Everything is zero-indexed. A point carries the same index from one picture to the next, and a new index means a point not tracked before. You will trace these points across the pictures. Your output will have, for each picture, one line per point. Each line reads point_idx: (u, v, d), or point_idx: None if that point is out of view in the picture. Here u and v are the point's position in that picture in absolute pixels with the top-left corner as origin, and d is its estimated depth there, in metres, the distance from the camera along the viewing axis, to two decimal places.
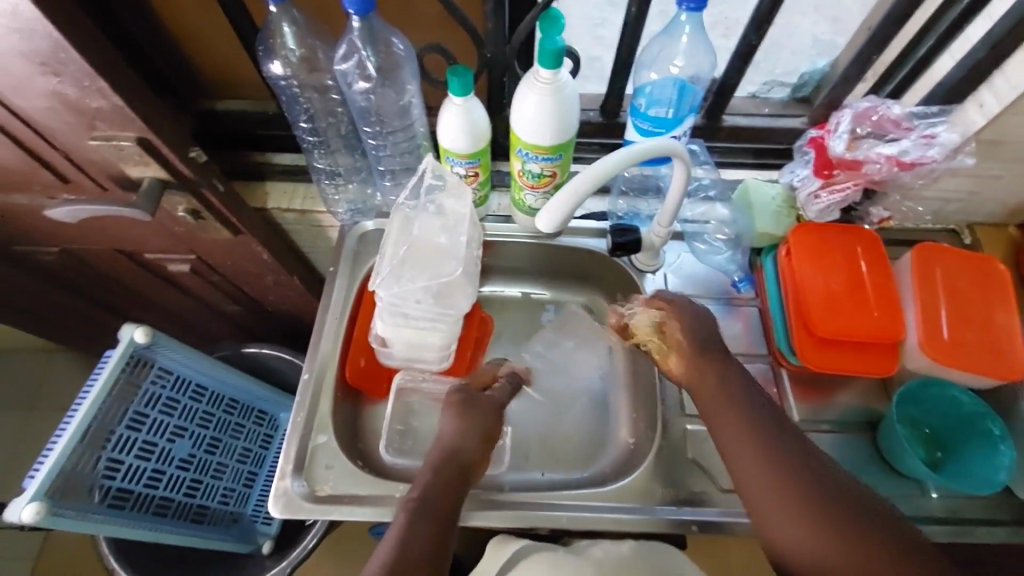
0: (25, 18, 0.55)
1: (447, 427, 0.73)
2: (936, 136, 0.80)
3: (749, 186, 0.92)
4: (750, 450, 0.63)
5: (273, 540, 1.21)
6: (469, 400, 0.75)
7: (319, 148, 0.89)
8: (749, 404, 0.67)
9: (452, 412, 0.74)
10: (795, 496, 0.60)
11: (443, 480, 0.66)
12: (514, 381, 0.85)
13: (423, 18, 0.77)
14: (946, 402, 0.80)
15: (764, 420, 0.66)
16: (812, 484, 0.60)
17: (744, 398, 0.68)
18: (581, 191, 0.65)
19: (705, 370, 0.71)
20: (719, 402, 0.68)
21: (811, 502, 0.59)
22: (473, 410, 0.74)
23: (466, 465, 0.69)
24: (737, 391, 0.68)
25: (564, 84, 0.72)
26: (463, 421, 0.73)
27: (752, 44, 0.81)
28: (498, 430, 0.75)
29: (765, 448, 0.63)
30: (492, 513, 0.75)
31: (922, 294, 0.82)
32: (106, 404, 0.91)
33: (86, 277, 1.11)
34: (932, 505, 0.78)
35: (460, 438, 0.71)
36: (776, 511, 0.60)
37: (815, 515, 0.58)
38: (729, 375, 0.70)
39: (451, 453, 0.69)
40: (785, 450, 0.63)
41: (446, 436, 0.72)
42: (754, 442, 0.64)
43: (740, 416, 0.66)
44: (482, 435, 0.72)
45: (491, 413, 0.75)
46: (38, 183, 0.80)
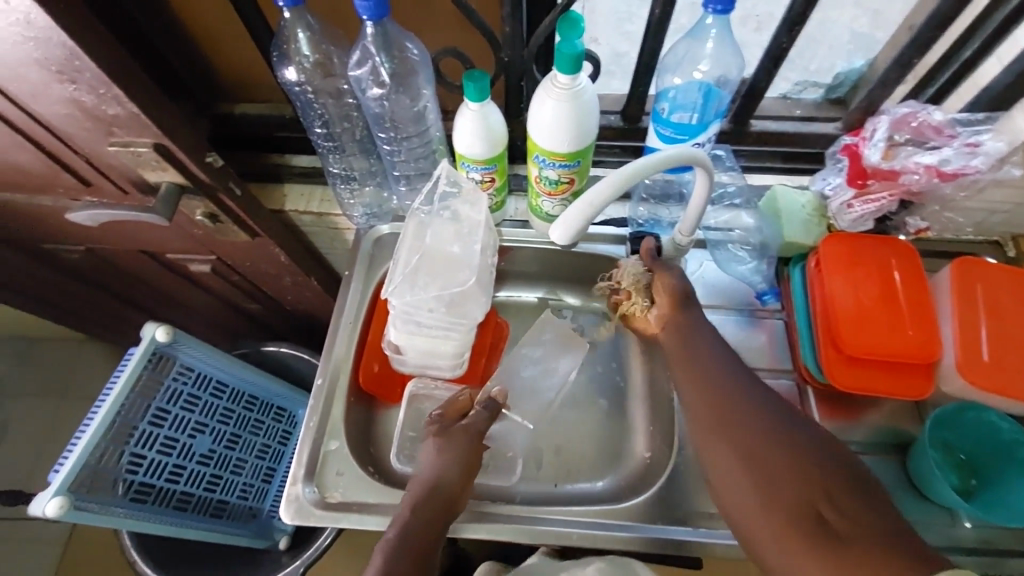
0: (39, 27, 0.55)
1: (428, 459, 0.73)
2: (980, 144, 0.76)
3: (777, 192, 0.88)
4: (712, 426, 0.61)
5: (289, 536, 1.23)
6: (447, 430, 0.75)
7: (334, 152, 0.88)
8: (716, 376, 0.64)
9: (432, 443, 0.74)
10: (758, 468, 0.57)
11: (424, 516, 0.67)
12: (492, 406, 0.79)
13: (439, 22, 0.76)
14: (981, 427, 0.75)
15: (731, 389, 0.63)
16: (775, 452, 0.57)
17: (711, 372, 0.65)
18: (597, 203, 0.62)
19: (678, 350, 0.69)
20: (688, 380, 0.66)
21: (776, 473, 0.56)
22: (453, 440, 0.74)
23: (450, 499, 0.70)
24: (706, 365, 0.66)
25: (583, 89, 0.70)
26: (443, 453, 0.73)
27: (784, 46, 0.77)
28: (478, 458, 0.75)
29: (727, 420, 0.61)
30: (483, 525, 0.75)
31: (960, 313, 0.78)
32: (129, 400, 0.93)
33: (112, 275, 1.13)
34: (963, 535, 0.74)
35: (440, 472, 0.71)
36: (740, 484, 0.58)
37: (779, 486, 0.56)
38: (701, 351, 0.68)
39: (432, 488, 0.69)
40: (748, 419, 0.60)
41: (425, 468, 0.72)
42: (716, 415, 0.62)
43: (709, 391, 0.64)
44: (464, 464, 0.73)
45: (473, 439, 0.75)
46: (62, 185, 0.81)
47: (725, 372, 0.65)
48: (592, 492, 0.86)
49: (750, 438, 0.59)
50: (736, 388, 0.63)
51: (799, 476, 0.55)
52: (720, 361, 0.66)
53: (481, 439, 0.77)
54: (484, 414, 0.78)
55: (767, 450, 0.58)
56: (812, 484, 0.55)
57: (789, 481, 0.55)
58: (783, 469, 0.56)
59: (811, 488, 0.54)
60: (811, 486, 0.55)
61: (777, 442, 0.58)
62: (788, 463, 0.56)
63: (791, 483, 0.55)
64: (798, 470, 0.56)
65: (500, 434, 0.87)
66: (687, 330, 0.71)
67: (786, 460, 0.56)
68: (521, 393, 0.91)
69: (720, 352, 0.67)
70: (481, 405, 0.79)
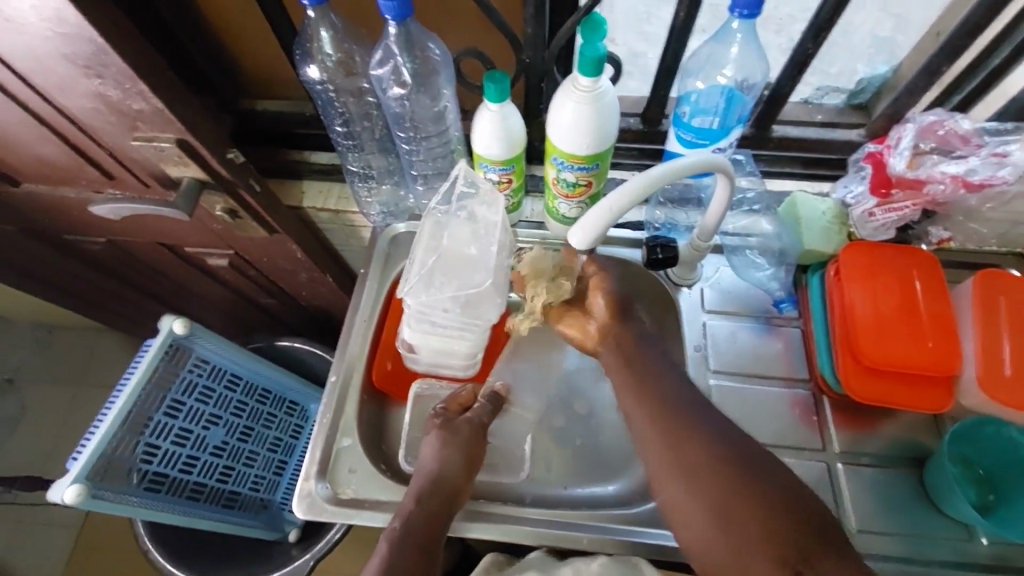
0: (69, 23, 0.56)
1: (432, 451, 0.74)
2: (1008, 155, 0.74)
3: (797, 199, 0.87)
4: (676, 479, 0.60)
5: (299, 528, 1.24)
6: (450, 423, 0.77)
7: (353, 150, 0.89)
8: (677, 425, 0.63)
9: (436, 436, 0.75)
10: (726, 520, 0.56)
11: (428, 507, 0.68)
12: (495, 399, 0.82)
13: (461, 22, 0.76)
14: (1000, 442, 0.74)
15: (684, 410, 0.64)
16: (740, 500, 0.56)
17: (672, 421, 0.64)
18: (617, 208, 0.62)
19: (638, 399, 0.68)
20: (650, 431, 0.64)
21: (743, 525, 0.55)
22: (455, 433, 0.75)
23: (451, 492, 0.70)
24: (668, 412, 0.64)
25: (604, 92, 0.69)
26: (446, 446, 0.74)
27: (809, 52, 0.76)
28: (479, 452, 0.76)
29: (691, 471, 0.60)
30: (478, 525, 0.76)
31: (982, 324, 0.76)
32: (145, 390, 0.94)
33: (133, 267, 1.15)
34: (979, 551, 0.73)
35: (444, 464, 0.72)
36: (711, 539, 0.57)
37: (749, 538, 0.54)
38: (664, 395, 0.66)
39: (435, 481, 0.70)
40: (708, 467, 0.59)
41: (427, 461, 0.72)
42: (679, 467, 0.61)
43: (671, 445, 0.62)
44: (464, 457, 0.74)
45: (475, 430, 0.77)
46: (86, 178, 0.82)
47: (681, 410, 0.64)
48: (603, 497, 0.85)
49: (714, 491, 0.57)
50: (697, 436, 0.61)
51: (766, 527, 0.54)
52: (681, 407, 0.65)
53: (482, 433, 0.78)
54: (485, 410, 0.80)
55: (733, 497, 0.56)
56: (778, 535, 0.53)
57: (745, 507, 0.56)
58: (750, 519, 0.55)
59: (780, 539, 0.53)
60: (780, 536, 0.53)
61: (743, 489, 0.56)
62: (755, 512, 0.55)
63: (761, 533, 0.54)
64: (763, 522, 0.54)
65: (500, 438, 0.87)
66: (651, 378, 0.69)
67: (753, 511, 0.55)
68: (523, 386, 0.91)
69: (684, 398, 0.66)
70: (484, 400, 0.82)
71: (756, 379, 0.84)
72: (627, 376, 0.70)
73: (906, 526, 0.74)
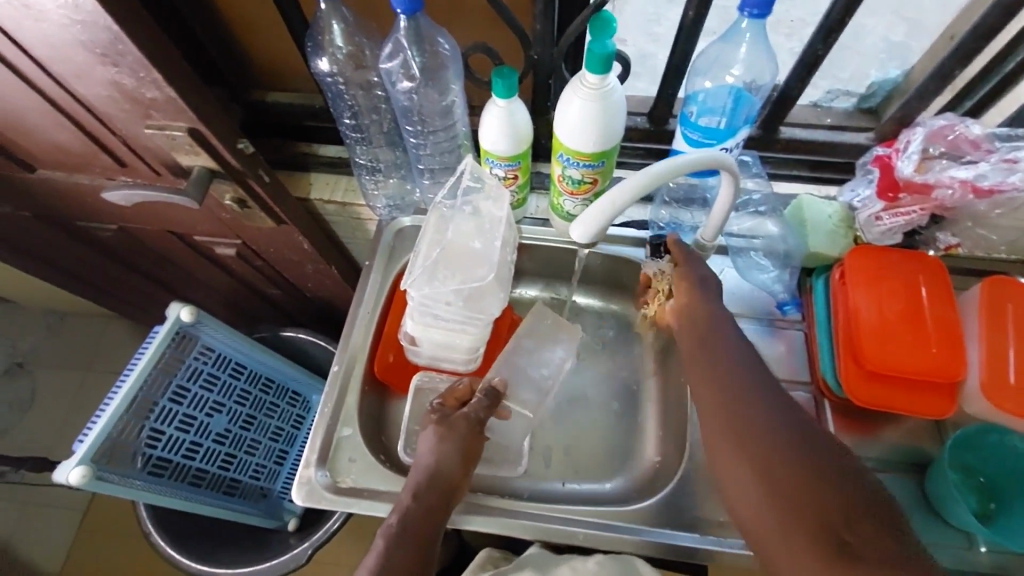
0: (86, 11, 0.57)
1: (428, 447, 0.73)
2: (1019, 160, 0.73)
3: (803, 201, 0.87)
4: (729, 447, 0.58)
5: (298, 518, 1.26)
6: (447, 418, 0.76)
7: (361, 143, 0.90)
8: (738, 398, 0.60)
9: (432, 432, 0.74)
10: (770, 486, 0.54)
11: (425, 504, 0.68)
12: (493, 394, 0.80)
13: (471, 18, 0.76)
14: (1003, 450, 0.73)
15: (738, 375, 0.62)
16: (793, 474, 0.53)
17: (733, 392, 0.61)
18: (622, 204, 0.62)
19: (698, 371, 0.65)
20: (704, 394, 0.63)
21: (787, 493, 0.53)
22: (453, 428, 0.75)
23: (449, 488, 0.70)
24: (727, 384, 0.62)
25: (612, 89, 0.70)
26: (443, 441, 0.73)
27: (819, 54, 0.75)
28: (477, 447, 0.75)
29: (744, 443, 0.57)
30: (476, 517, 0.76)
31: (988, 332, 0.76)
32: (151, 376, 0.95)
33: (143, 254, 1.16)
34: (979, 560, 0.72)
35: (440, 457, 0.72)
36: (754, 509, 0.55)
37: (792, 511, 0.52)
38: (714, 360, 0.65)
39: (433, 476, 0.70)
40: (762, 438, 0.56)
41: (424, 456, 0.72)
42: (730, 434, 0.58)
43: (728, 415, 0.60)
44: (462, 453, 0.73)
45: (473, 426, 0.76)
46: (99, 165, 0.84)
47: (736, 376, 0.62)
48: (600, 494, 0.86)
49: (766, 461, 0.55)
50: (754, 411, 0.58)
51: (814, 499, 0.51)
52: (744, 380, 0.62)
53: (480, 428, 0.77)
54: (484, 404, 0.78)
55: (783, 466, 0.54)
56: (828, 508, 0.51)
57: (792, 479, 0.53)
58: (800, 492, 0.52)
59: (828, 517, 0.50)
60: (825, 510, 0.51)
61: (791, 461, 0.54)
62: (805, 492, 0.52)
63: (807, 505, 0.51)
64: (815, 496, 0.51)
65: (498, 436, 0.86)
66: (713, 353, 0.65)
67: (804, 484, 0.52)
68: (523, 383, 0.88)
69: (737, 370, 0.63)
70: (482, 394, 0.80)
71: None
72: (690, 350, 0.68)
73: None
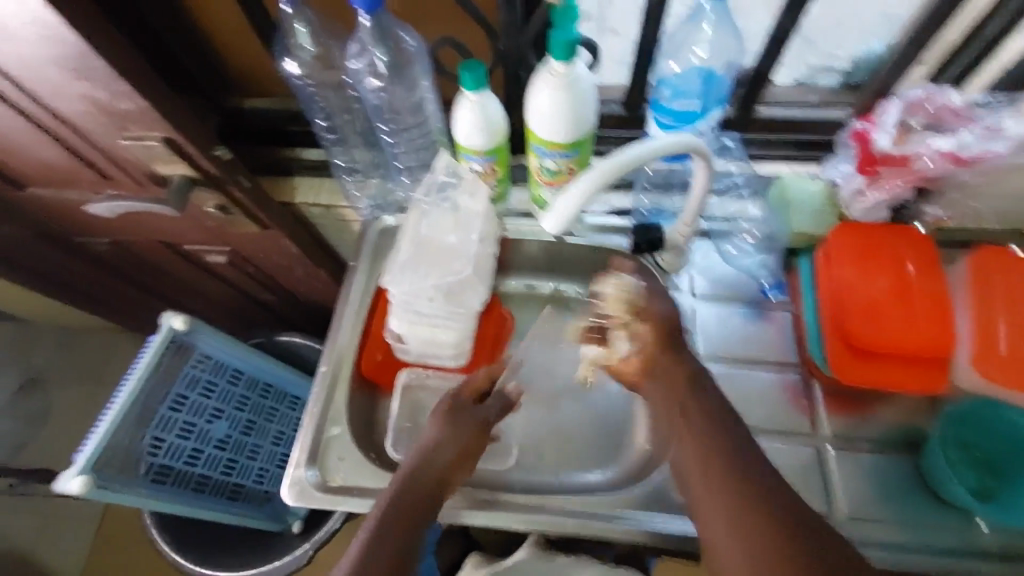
0: (52, 27, 0.59)
1: (429, 437, 0.72)
2: (1002, 127, 0.72)
3: (787, 183, 0.84)
4: (694, 450, 0.61)
5: (303, 520, 1.25)
6: (455, 413, 0.74)
7: (337, 144, 0.91)
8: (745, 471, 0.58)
9: (436, 424, 0.73)
10: (725, 488, 0.58)
11: (414, 497, 0.66)
12: (506, 402, 0.79)
13: (436, 14, 0.76)
14: (1000, 422, 0.73)
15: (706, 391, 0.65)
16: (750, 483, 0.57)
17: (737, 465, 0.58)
18: (591, 189, 0.62)
19: (689, 432, 0.63)
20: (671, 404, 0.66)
21: (742, 499, 0.56)
22: (457, 425, 0.73)
23: (439, 485, 0.68)
24: (729, 453, 0.59)
25: (578, 77, 0.69)
26: (444, 435, 0.71)
27: (787, 29, 0.75)
28: (477, 447, 0.74)
29: (708, 450, 0.60)
30: (478, 513, 0.76)
31: (979, 308, 0.74)
32: (150, 385, 0.96)
33: (138, 266, 1.18)
34: (984, 538, 0.70)
35: (439, 451, 0.70)
36: (713, 510, 0.57)
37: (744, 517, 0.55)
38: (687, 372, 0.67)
39: (427, 470, 0.68)
40: (724, 449, 0.60)
41: (424, 445, 0.70)
42: (695, 440, 0.62)
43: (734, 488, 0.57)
44: (461, 452, 0.71)
45: (474, 426, 0.74)
46: (84, 180, 0.85)
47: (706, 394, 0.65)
48: (591, 484, 0.85)
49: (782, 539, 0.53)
50: (763, 478, 0.57)
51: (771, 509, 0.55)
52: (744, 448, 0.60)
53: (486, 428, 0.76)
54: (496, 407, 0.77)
55: (740, 482, 0.57)
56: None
57: (747, 488, 0.57)
58: (776, 525, 0.54)
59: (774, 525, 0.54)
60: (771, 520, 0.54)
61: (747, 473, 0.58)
62: (756, 501, 0.56)
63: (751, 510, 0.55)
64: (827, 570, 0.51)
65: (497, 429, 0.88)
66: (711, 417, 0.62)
67: (776, 516, 0.54)
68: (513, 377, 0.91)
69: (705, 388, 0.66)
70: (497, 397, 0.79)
71: (748, 364, 0.82)
72: (680, 406, 0.65)
73: (905, 513, 0.72)
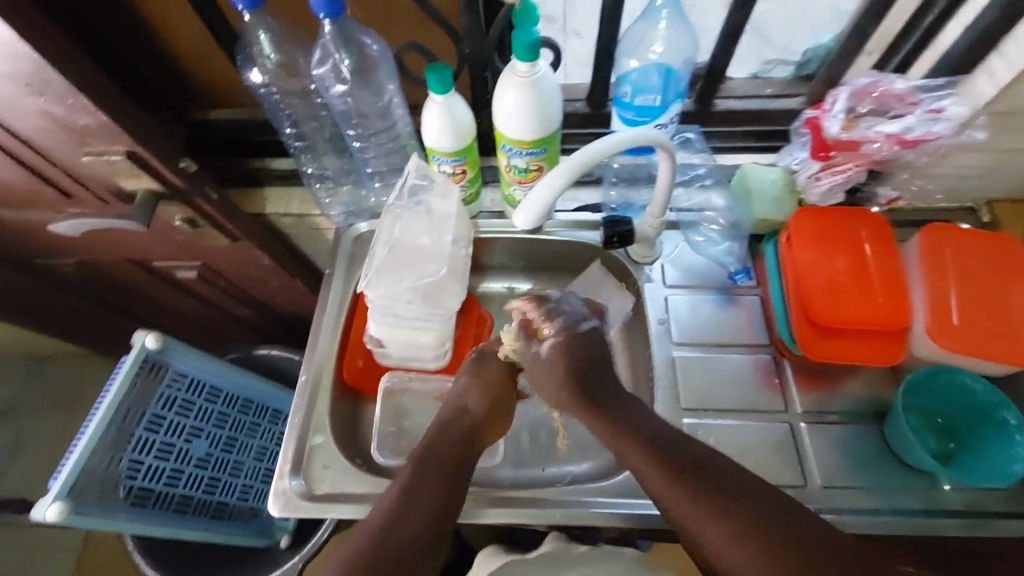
0: (4, 42, 0.57)
1: (457, 386, 0.75)
2: (943, 109, 0.76)
3: (747, 171, 0.88)
4: (656, 469, 0.61)
5: (290, 534, 1.23)
6: (482, 361, 0.76)
7: (306, 152, 0.92)
8: (712, 487, 0.59)
9: (464, 372, 0.75)
10: (698, 493, 0.59)
11: (444, 449, 0.68)
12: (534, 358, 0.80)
13: (398, 19, 0.78)
14: (956, 389, 0.76)
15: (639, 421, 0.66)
16: (720, 481, 0.59)
17: (701, 482, 0.59)
18: (557, 184, 0.64)
19: (645, 460, 0.62)
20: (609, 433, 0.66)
21: (714, 498, 0.58)
22: (485, 370, 0.75)
23: (469, 437, 0.71)
24: (694, 472, 0.60)
25: (542, 76, 0.71)
26: (472, 383, 0.74)
27: (738, 24, 0.78)
28: (508, 391, 0.75)
29: (669, 465, 0.61)
30: (493, 510, 0.76)
31: (932, 279, 0.78)
32: (124, 408, 0.94)
33: (105, 286, 1.16)
34: (949, 499, 0.74)
35: (466, 400, 0.73)
36: (697, 514, 0.58)
37: (723, 512, 0.57)
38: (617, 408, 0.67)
39: (454, 420, 0.71)
40: (685, 458, 0.61)
41: (455, 395, 0.74)
42: (654, 455, 0.62)
43: (707, 506, 0.58)
44: (491, 398, 0.73)
45: (504, 372, 0.76)
46: (45, 199, 0.83)
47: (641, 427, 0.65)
48: (576, 475, 0.86)
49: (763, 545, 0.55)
50: (728, 474, 0.60)
51: (743, 499, 0.58)
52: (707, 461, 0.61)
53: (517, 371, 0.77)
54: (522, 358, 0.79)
55: (710, 483, 0.59)
56: (819, 554, 0.54)
57: (718, 488, 0.59)
58: (759, 516, 0.57)
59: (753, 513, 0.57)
60: (751, 513, 0.57)
61: (710, 478, 0.60)
62: (730, 495, 0.58)
63: (731, 504, 0.58)
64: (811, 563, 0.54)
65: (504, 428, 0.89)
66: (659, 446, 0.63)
67: (755, 506, 0.57)
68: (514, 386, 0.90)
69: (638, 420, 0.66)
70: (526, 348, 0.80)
71: (721, 348, 0.85)
72: (624, 439, 0.65)
73: (877, 480, 0.75)
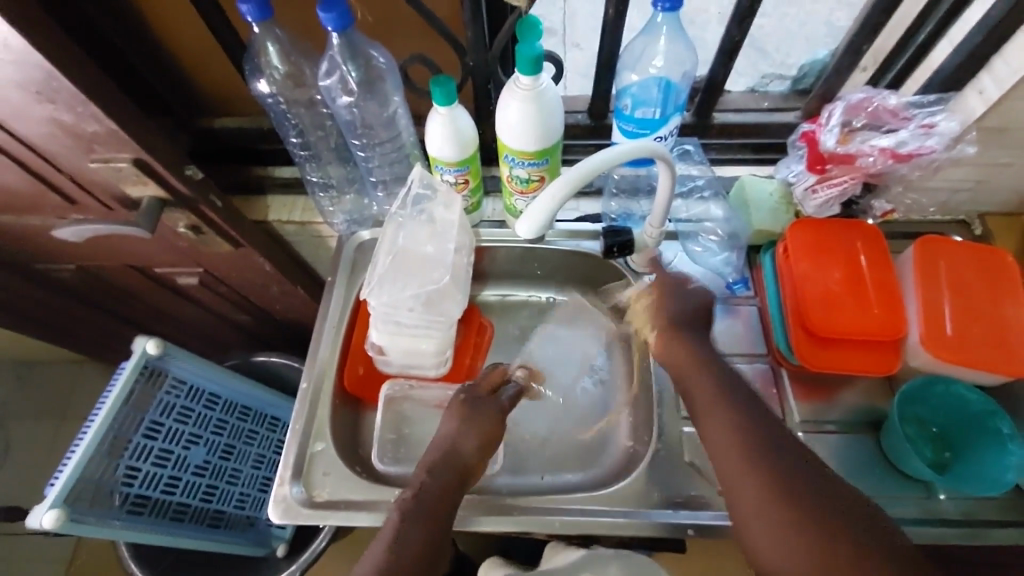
0: (17, 51, 0.58)
1: (447, 427, 0.75)
2: (935, 125, 0.78)
3: (745, 182, 0.91)
4: (731, 446, 0.61)
5: (287, 543, 1.23)
6: (473, 400, 0.77)
7: (311, 160, 0.93)
8: (780, 471, 0.58)
9: (454, 412, 0.76)
10: (767, 477, 0.58)
11: (441, 479, 0.69)
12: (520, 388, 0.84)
13: (403, 30, 0.79)
14: (951, 399, 0.77)
15: (736, 401, 0.64)
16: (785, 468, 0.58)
17: (772, 459, 0.59)
18: (558, 197, 0.65)
19: (732, 444, 0.61)
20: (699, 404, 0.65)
21: (776, 498, 0.57)
22: (477, 414, 0.76)
23: (463, 470, 0.71)
24: (771, 455, 0.59)
25: (545, 89, 0.72)
26: (463, 423, 0.75)
27: (736, 39, 0.80)
28: (498, 433, 0.76)
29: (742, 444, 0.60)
30: (486, 518, 0.76)
31: (925, 292, 0.79)
32: (122, 414, 0.93)
33: (104, 292, 1.16)
34: (943, 508, 0.75)
35: (458, 441, 0.73)
36: (746, 491, 0.59)
37: (777, 498, 0.57)
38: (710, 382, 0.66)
39: (450, 456, 0.71)
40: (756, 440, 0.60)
41: (444, 435, 0.74)
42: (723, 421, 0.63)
43: (778, 493, 0.57)
44: (483, 440, 0.74)
45: (494, 414, 0.77)
46: (49, 204, 0.84)
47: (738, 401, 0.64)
48: (578, 481, 0.87)
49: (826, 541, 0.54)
50: (787, 463, 0.59)
51: (803, 492, 0.57)
52: (796, 468, 0.58)
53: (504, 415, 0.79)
54: (511, 394, 0.81)
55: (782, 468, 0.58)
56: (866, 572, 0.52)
57: (776, 481, 0.57)
58: (818, 509, 0.55)
59: (814, 502, 0.56)
60: (806, 505, 0.56)
61: (787, 469, 0.58)
62: (793, 485, 0.57)
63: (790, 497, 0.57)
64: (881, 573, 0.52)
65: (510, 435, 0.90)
66: (752, 443, 0.61)
67: (810, 494, 0.56)
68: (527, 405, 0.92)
69: (741, 401, 0.64)
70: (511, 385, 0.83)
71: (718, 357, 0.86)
72: (728, 421, 0.63)
73: (871, 491, 0.76)
